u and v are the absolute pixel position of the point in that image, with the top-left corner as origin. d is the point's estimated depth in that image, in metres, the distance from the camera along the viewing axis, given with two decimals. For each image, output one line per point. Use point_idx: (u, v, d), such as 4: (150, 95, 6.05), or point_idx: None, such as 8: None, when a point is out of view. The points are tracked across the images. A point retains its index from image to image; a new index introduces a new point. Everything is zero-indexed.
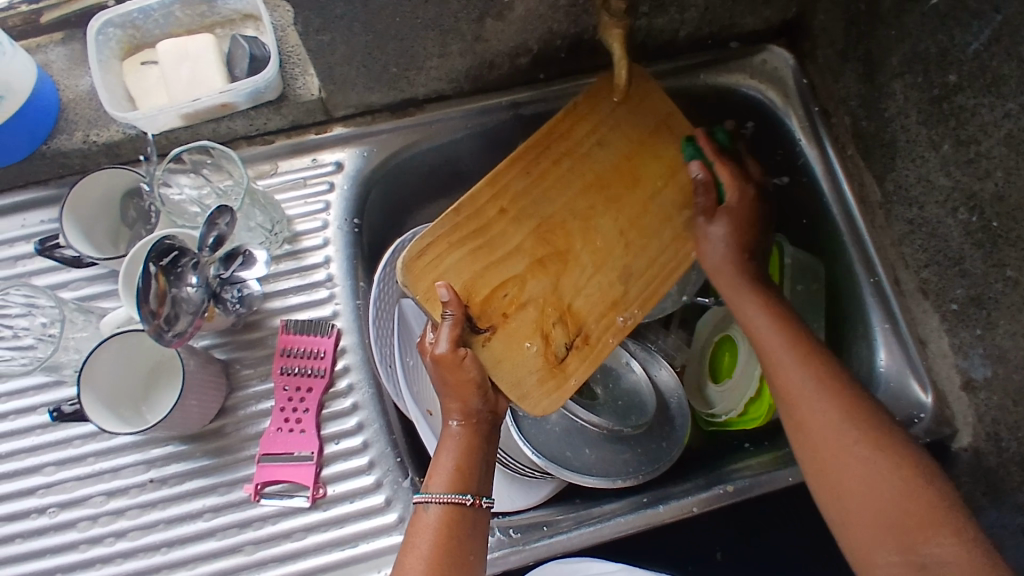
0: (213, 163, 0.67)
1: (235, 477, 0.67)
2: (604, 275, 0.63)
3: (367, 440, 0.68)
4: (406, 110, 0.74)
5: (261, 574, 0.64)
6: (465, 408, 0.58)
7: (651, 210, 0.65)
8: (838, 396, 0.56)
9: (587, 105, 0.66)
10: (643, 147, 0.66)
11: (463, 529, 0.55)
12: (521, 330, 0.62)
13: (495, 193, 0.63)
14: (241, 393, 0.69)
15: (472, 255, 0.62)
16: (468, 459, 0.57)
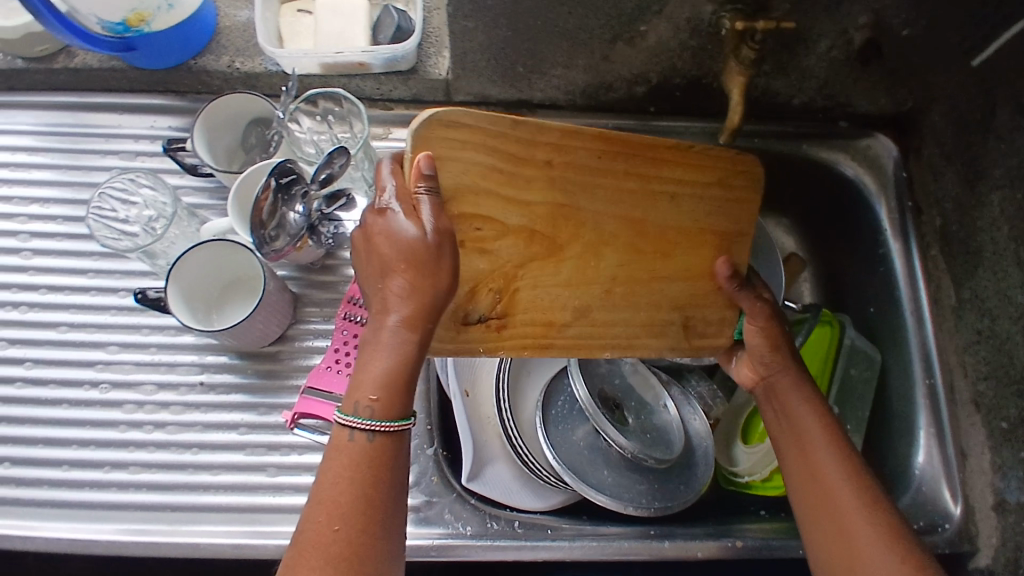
0: (340, 113, 0.73)
1: (276, 401, 0.70)
2: (565, 291, 0.60)
3: None
4: (519, 110, 0.79)
5: (276, 498, 0.67)
6: (419, 310, 0.49)
7: (655, 285, 0.62)
8: (874, 503, 0.57)
9: (697, 168, 0.62)
10: (696, 236, 0.63)
11: (398, 451, 0.49)
12: (465, 274, 0.55)
13: (560, 139, 0.57)
14: (302, 326, 0.73)
15: (491, 170, 0.54)
16: (407, 368, 0.49)
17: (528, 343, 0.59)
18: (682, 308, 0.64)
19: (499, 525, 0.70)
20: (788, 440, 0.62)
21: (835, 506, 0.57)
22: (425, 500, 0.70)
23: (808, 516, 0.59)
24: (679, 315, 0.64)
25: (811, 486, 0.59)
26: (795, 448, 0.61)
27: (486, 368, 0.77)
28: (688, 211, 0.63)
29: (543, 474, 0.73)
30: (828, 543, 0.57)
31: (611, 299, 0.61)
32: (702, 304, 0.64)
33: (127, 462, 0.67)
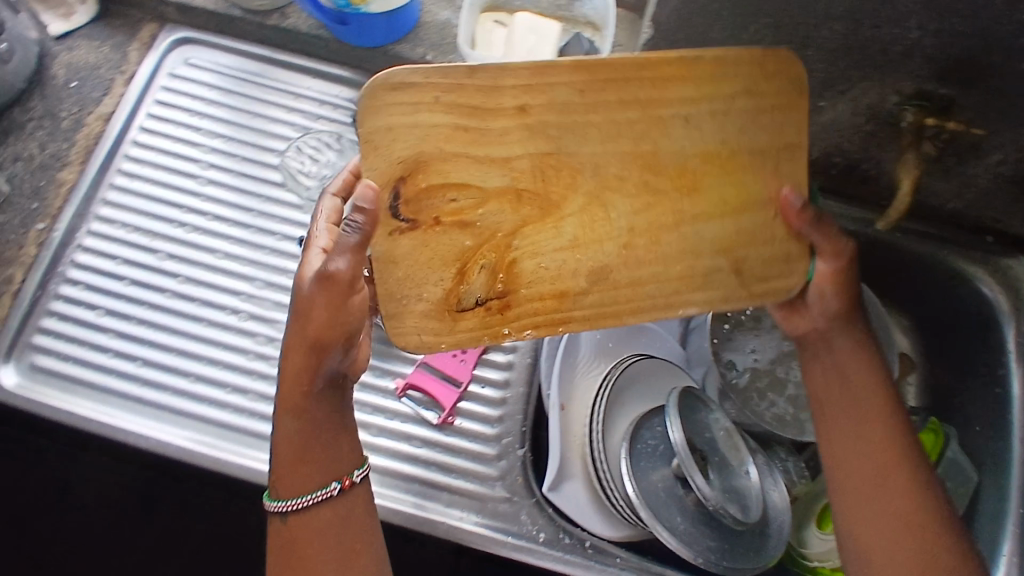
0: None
1: (393, 367, 0.73)
2: (570, 251, 0.56)
3: (506, 397, 0.74)
4: None
5: (374, 456, 0.70)
6: (308, 371, 0.56)
7: (687, 232, 0.57)
8: (908, 475, 0.59)
9: (703, 82, 0.55)
10: (728, 158, 0.57)
11: (312, 531, 0.58)
12: (447, 254, 0.54)
13: (532, 79, 0.52)
14: None
15: (450, 130, 0.52)
16: (296, 444, 0.58)
17: (537, 317, 0.56)
18: (731, 250, 0.58)
19: (571, 541, 0.71)
20: (834, 396, 0.63)
21: (873, 468, 0.60)
22: (505, 495, 0.71)
23: (840, 472, 0.61)
24: (724, 267, 0.58)
25: (853, 445, 0.61)
26: (840, 403, 0.62)
27: (583, 387, 0.79)
28: (709, 134, 0.56)
29: (615, 503, 0.72)
30: (856, 501, 0.60)
31: (634, 259, 0.57)
32: (752, 243, 0.58)
33: (248, 388, 0.71)
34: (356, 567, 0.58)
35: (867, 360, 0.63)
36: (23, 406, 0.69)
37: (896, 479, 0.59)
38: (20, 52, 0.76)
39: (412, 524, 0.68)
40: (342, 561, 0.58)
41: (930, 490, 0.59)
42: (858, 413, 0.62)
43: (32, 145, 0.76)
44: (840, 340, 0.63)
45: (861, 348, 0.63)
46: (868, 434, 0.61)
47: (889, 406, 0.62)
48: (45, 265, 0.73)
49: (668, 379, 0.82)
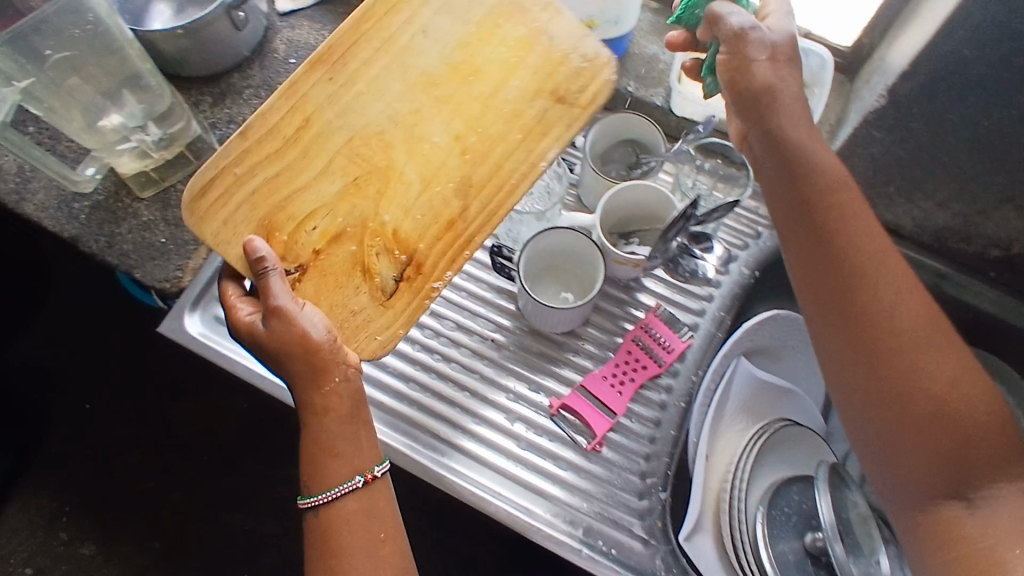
0: (715, 170, 0.77)
1: (546, 385, 0.75)
2: (433, 193, 0.65)
3: (654, 437, 0.73)
4: None
5: (520, 468, 0.71)
6: (308, 371, 0.57)
7: (496, 104, 0.66)
8: (875, 290, 0.56)
9: (378, 17, 0.65)
10: (485, 41, 0.67)
11: (342, 523, 0.58)
12: (342, 267, 0.64)
13: (292, 103, 0.63)
14: (590, 329, 0.78)
15: (267, 189, 0.63)
16: (334, 443, 0.58)
17: (450, 255, 0.64)
18: (547, 91, 0.66)
19: None
20: (798, 212, 0.59)
21: (844, 307, 0.56)
22: (643, 539, 0.70)
23: (816, 314, 0.58)
24: (549, 105, 0.65)
25: (823, 287, 0.57)
26: (812, 217, 0.58)
27: (726, 441, 0.78)
28: (451, 31, 0.67)
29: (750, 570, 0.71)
30: (834, 352, 0.58)
31: (495, 162, 0.65)
32: (553, 73, 0.66)
33: (410, 377, 0.74)
34: (383, 557, 0.58)
35: (813, 152, 0.60)
36: (203, 353, 0.73)
37: (864, 316, 0.56)
38: (254, 22, 0.80)
39: (548, 546, 0.68)
40: (370, 551, 0.58)
41: (910, 320, 0.55)
42: (824, 245, 0.58)
43: (247, 110, 0.81)
44: (796, 157, 0.59)
45: (816, 153, 0.59)
46: (840, 264, 0.57)
47: (846, 213, 0.58)
48: None
49: (809, 451, 0.80)
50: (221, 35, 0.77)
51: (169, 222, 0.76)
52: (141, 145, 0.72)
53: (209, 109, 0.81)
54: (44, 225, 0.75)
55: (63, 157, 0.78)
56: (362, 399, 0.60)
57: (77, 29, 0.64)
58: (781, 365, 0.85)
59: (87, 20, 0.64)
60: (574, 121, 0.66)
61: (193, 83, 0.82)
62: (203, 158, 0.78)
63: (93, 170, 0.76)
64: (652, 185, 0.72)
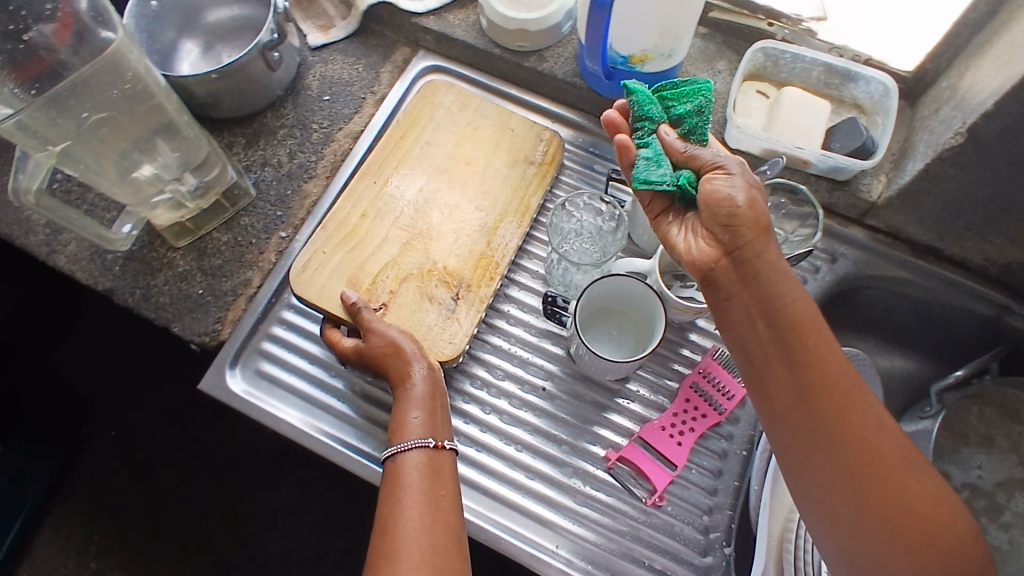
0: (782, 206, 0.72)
1: (601, 434, 0.72)
2: (463, 238, 0.75)
3: (717, 488, 0.71)
4: (922, 254, 0.78)
5: (578, 526, 0.68)
6: (404, 367, 0.65)
7: (489, 167, 0.78)
8: (847, 406, 0.52)
9: (413, 122, 0.80)
10: (477, 134, 0.80)
11: (407, 471, 0.60)
12: (412, 306, 0.71)
13: (355, 205, 0.75)
14: (643, 374, 0.74)
15: (347, 260, 0.72)
16: (424, 411, 0.63)
17: (487, 277, 0.73)
18: (520, 149, 0.79)
19: None
20: (768, 324, 0.54)
21: (821, 429, 0.52)
22: None
23: (786, 431, 0.54)
24: (525, 168, 0.78)
25: (793, 405, 0.53)
26: (784, 331, 0.54)
27: None
28: (448, 128, 0.80)
29: None
30: (804, 470, 0.54)
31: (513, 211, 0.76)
32: (531, 136, 0.80)
33: (458, 431, 0.71)
34: (441, 508, 0.58)
35: (778, 262, 0.55)
36: (247, 411, 0.70)
37: (841, 437, 0.52)
38: (288, 61, 0.78)
39: None
40: (429, 499, 0.58)
41: (884, 435, 0.52)
42: (791, 359, 0.53)
43: (282, 151, 0.79)
44: (764, 274, 0.54)
45: (784, 268, 0.55)
46: (814, 381, 0.53)
47: (815, 324, 0.54)
48: (281, 276, 0.74)
49: None
50: (257, 76, 0.75)
51: (206, 271, 0.73)
52: (176, 196, 0.70)
53: (243, 152, 0.78)
54: (78, 278, 0.73)
55: (94, 207, 0.75)
56: (441, 390, 0.66)
57: (116, 89, 0.60)
58: None
59: (125, 79, 0.60)
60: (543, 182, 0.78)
61: (225, 124, 0.79)
62: (239, 205, 0.76)
63: (130, 227, 0.73)
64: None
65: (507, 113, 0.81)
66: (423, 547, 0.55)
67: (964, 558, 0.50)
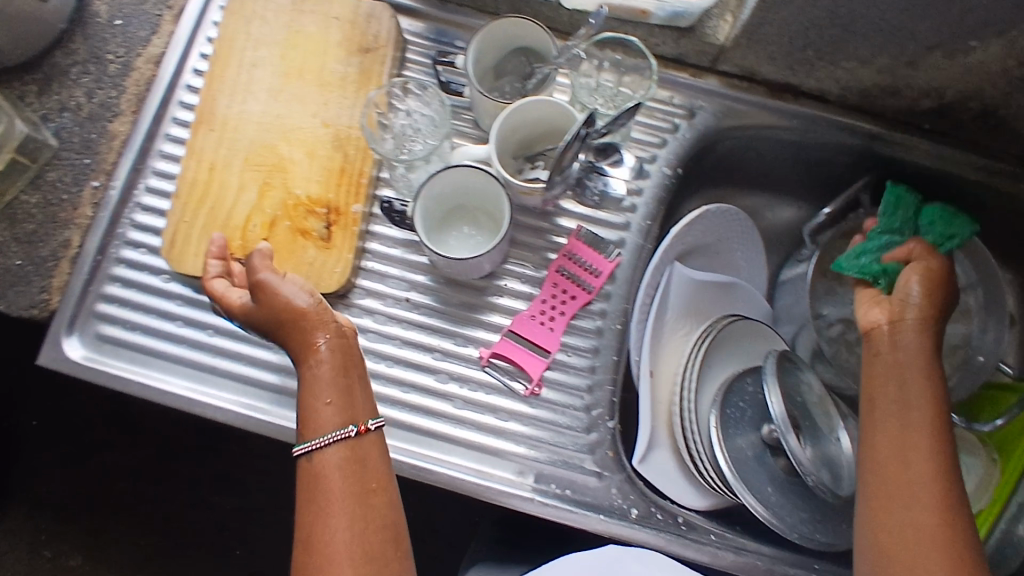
0: (620, 61, 0.69)
1: (473, 335, 0.69)
2: (318, 158, 0.69)
3: (595, 366, 0.70)
4: (781, 93, 0.74)
5: (458, 431, 0.67)
6: (331, 349, 0.57)
7: (324, 74, 0.71)
8: (933, 449, 0.59)
9: (224, 62, 0.72)
10: (300, 37, 0.72)
11: (332, 475, 0.55)
12: (292, 249, 0.67)
13: (201, 160, 0.69)
14: (510, 267, 0.71)
15: (211, 218, 0.68)
16: (337, 389, 0.57)
17: (353, 191, 0.68)
18: (352, 47, 0.72)
19: (662, 517, 0.68)
20: (882, 367, 0.63)
21: (900, 452, 0.59)
22: (596, 472, 0.68)
23: (871, 442, 0.61)
24: (360, 60, 0.72)
25: (884, 424, 0.61)
26: (895, 378, 0.62)
27: (671, 351, 0.75)
28: (269, 44, 0.72)
29: (706, 472, 0.71)
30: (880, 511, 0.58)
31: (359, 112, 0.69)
32: (359, 28, 0.73)
33: None
34: (371, 506, 0.55)
35: (925, 346, 0.63)
36: (94, 379, 0.66)
37: (935, 499, 0.57)
38: None
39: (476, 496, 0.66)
40: (358, 499, 0.54)
41: (946, 478, 0.58)
42: (895, 393, 0.61)
43: (79, 92, 0.72)
44: (901, 345, 0.64)
45: (923, 346, 0.63)
46: (909, 415, 0.60)
47: (936, 388, 0.61)
48: (103, 230, 0.68)
49: (756, 343, 0.79)
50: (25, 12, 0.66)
51: (21, 238, 0.68)
52: None
53: (36, 100, 0.71)
54: None
55: None
56: (354, 355, 0.59)
57: None
58: (719, 260, 0.81)
59: None
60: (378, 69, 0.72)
61: (8, 72, 0.71)
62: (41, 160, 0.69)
63: None
64: (551, 98, 0.64)
65: (325, 5, 0.73)
66: (355, 559, 0.53)
67: None
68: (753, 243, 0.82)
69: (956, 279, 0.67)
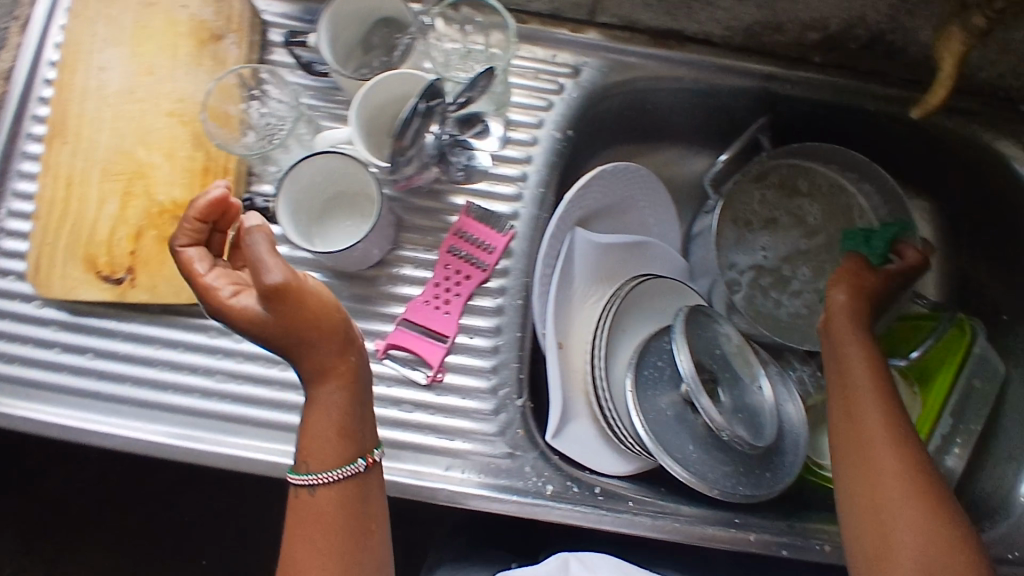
0: (481, 22, 0.64)
1: (368, 328, 0.67)
2: (179, 160, 0.65)
3: (498, 345, 0.68)
4: (666, 40, 0.71)
5: None
6: (345, 369, 0.53)
7: (178, 69, 0.67)
8: (898, 447, 0.56)
9: (72, 68, 0.67)
10: (148, 31, 0.68)
11: (344, 512, 0.52)
12: (164, 259, 0.65)
13: (55, 175, 0.66)
14: (401, 253, 0.68)
15: (73, 236, 0.65)
16: (348, 419, 0.53)
17: (219, 191, 0.65)
18: (204, 37, 0.68)
19: (579, 490, 0.67)
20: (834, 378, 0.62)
21: (862, 457, 0.57)
22: (507, 452, 0.66)
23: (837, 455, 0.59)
24: (214, 50, 0.68)
25: (839, 433, 0.59)
26: (842, 387, 0.61)
27: (581, 319, 0.73)
28: (116, 41, 0.68)
29: (624, 437, 0.70)
30: (872, 522, 0.54)
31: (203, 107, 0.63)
32: (210, 15, 0.68)
33: (215, 369, 0.65)
34: (371, 544, 0.53)
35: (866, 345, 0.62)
36: None
37: (911, 498, 0.54)
38: None
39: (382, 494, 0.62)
40: (361, 539, 0.53)
41: (915, 474, 0.55)
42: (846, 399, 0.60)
43: None
44: (841, 348, 0.63)
45: (863, 343, 0.62)
46: (863, 415, 0.59)
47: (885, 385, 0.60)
48: None
49: (669, 300, 0.77)
50: None
51: None
52: None
53: None
54: None
55: None
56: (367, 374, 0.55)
57: None
58: (628, 220, 0.79)
59: None
60: (237, 57, 0.68)
61: None
62: None
63: None
64: (408, 71, 0.60)
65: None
66: None
67: None
68: (660, 198, 0.79)
69: (885, 274, 0.68)
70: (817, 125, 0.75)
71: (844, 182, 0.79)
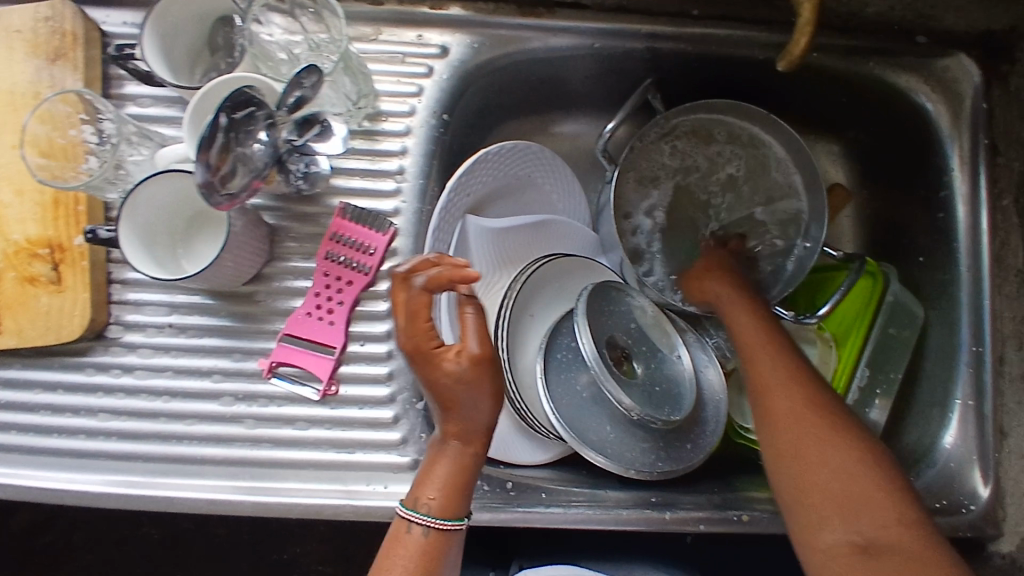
0: (315, 9, 0.59)
1: (252, 347, 0.64)
2: (27, 193, 0.62)
3: (393, 350, 0.65)
4: (535, 8, 0.67)
5: (253, 451, 0.63)
6: (483, 431, 0.57)
7: (13, 95, 0.63)
8: (803, 394, 0.56)
9: None
10: None
11: (446, 549, 0.56)
12: (25, 301, 0.62)
13: None
14: (279, 265, 0.65)
15: None
16: (462, 476, 0.57)
17: (74, 222, 0.62)
18: (37, 56, 0.63)
19: (489, 488, 0.65)
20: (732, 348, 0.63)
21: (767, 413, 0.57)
22: (414, 458, 0.63)
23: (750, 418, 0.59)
24: (49, 70, 0.63)
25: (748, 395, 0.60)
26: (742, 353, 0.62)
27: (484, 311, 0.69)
28: None
29: (541, 426, 0.68)
30: (799, 463, 0.53)
31: (34, 144, 0.60)
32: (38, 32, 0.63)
33: (97, 409, 0.63)
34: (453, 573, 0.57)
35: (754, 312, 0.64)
36: None
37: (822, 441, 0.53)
38: None
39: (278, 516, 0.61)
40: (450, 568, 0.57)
41: (818, 417, 0.55)
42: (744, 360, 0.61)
43: None
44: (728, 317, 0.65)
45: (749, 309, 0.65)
46: (763, 372, 0.59)
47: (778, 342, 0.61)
48: None
49: (577, 278, 0.74)
50: None
51: None
52: None
53: None
54: None
55: None
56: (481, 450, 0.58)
57: None
58: (529, 199, 0.74)
59: None
60: (77, 76, 0.63)
61: None
62: None
63: None
64: (240, 75, 0.54)
65: None
66: None
67: (901, 520, 0.49)
68: (560, 172, 0.75)
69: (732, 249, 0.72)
70: (709, 83, 0.72)
71: (755, 131, 0.74)
